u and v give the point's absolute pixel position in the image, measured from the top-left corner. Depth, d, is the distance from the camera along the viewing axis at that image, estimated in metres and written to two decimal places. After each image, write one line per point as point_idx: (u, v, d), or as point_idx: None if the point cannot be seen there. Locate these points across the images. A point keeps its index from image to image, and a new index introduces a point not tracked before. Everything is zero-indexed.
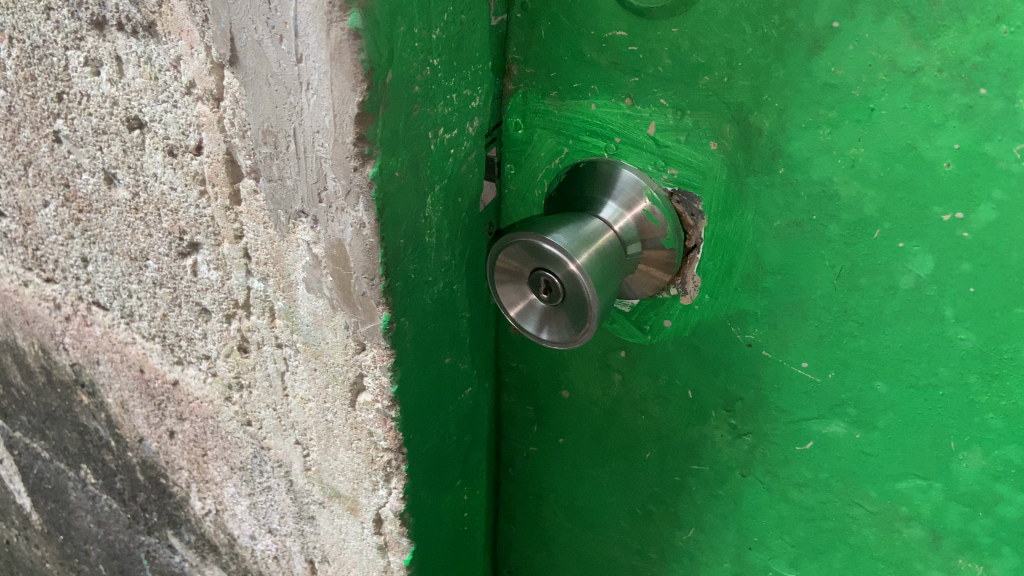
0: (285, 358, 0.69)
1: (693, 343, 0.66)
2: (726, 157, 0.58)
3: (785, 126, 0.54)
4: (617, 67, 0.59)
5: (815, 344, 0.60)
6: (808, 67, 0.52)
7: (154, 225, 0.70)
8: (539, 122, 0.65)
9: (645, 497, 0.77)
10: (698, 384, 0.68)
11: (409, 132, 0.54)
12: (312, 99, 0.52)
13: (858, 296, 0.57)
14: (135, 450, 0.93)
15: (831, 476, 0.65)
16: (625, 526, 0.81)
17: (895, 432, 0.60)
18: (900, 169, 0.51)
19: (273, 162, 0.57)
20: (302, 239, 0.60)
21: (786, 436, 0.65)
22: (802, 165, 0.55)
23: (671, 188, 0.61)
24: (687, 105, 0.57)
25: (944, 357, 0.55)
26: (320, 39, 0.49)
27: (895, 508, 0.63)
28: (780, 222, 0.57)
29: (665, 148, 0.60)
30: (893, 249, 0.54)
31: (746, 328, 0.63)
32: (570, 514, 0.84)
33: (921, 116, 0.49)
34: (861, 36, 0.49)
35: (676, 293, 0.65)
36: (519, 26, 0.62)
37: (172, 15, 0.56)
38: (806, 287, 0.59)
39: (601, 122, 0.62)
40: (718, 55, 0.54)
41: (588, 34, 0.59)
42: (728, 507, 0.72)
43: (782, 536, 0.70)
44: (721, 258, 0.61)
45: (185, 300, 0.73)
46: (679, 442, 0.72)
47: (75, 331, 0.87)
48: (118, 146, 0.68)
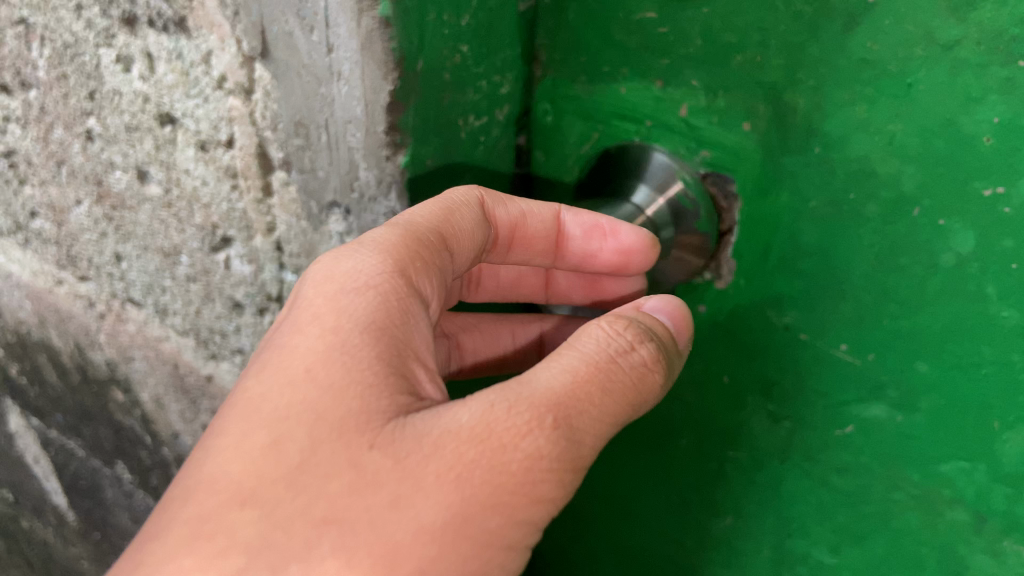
0: None
1: (730, 327, 0.66)
2: (761, 137, 0.57)
3: (820, 104, 0.54)
4: (647, 50, 0.59)
5: (854, 326, 0.60)
6: (843, 43, 0.51)
7: (187, 220, 0.71)
8: (569, 107, 0.65)
9: (681, 485, 0.77)
10: (734, 369, 0.68)
11: (440, 120, 0.54)
12: (343, 89, 0.52)
13: (897, 275, 0.56)
14: (169, 446, 0.93)
15: (872, 460, 0.64)
16: (660, 516, 0.80)
17: (938, 414, 0.59)
18: (939, 144, 0.51)
19: (305, 154, 0.57)
20: (336, 230, 0.60)
21: (826, 420, 0.65)
22: (838, 143, 0.54)
23: (704, 170, 0.61)
24: (720, 86, 0.57)
25: (986, 336, 0.54)
26: (351, 28, 0.49)
27: (937, 491, 0.62)
28: (817, 202, 0.57)
29: (698, 130, 0.60)
30: (933, 227, 0.53)
31: (783, 312, 0.62)
32: (604, 504, 0.84)
33: (961, 91, 0.49)
34: (897, 11, 0.49)
35: (711, 278, 0.65)
36: (547, 11, 0.61)
37: (202, 10, 0.56)
38: (844, 268, 0.58)
39: (631, 106, 0.62)
40: (752, 34, 0.54)
41: (618, 18, 0.59)
42: (766, 493, 0.72)
43: (821, 522, 0.70)
44: (756, 242, 0.61)
45: (218, 295, 0.74)
46: (715, 429, 0.72)
47: (110, 328, 0.87)
48: (150, 143, 0.68)
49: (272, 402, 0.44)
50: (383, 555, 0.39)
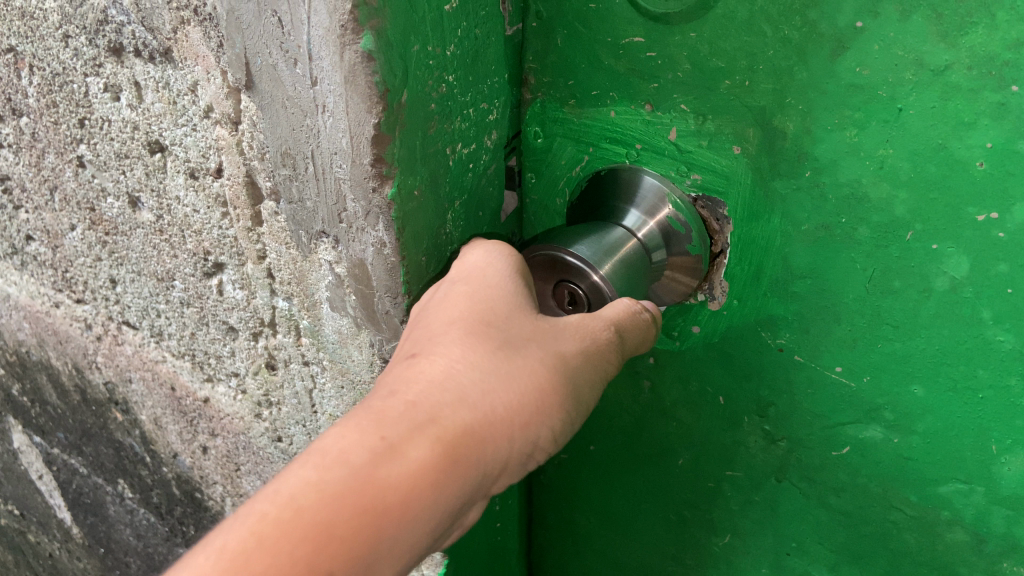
0: (312, 376, 0.68)
1: (724, 349, 0.65)
2: (751, 161, 0.57)
3: (810, 129, 0.53)
4: (635, 74, 0.58)
5: (849, 347, 0.59)
6: (833, 68, 0.51)
7: (179, 246, 0.70)
8: (559, 130, 0.64)
9: (679, 503, 0.77)
10: (730, 390, 0.67)
11: (427, 150, 0.54)
12: (328, 122, 0.52)
13: (890, 299, 0.56)
14: (169, 465, 0.93)
15: (869, 481, 0.64)
16: (659, 533, 0.80)
17: (934, 436, 0.58)
18: (930, 169, 0.50)
19: (292, 184, 0.57)
20: (324, 259, 0.59)
21: (823, 441, 0.64)
22: (828, 167, 0.54)
23: (694, 194, 0.61)
24: (709, 110, 0.57)
25: (982, 358, 0.54)
26: (335, 62, 0.48)
27: (936, 512, 0.61)
28: (808, 225, 0.56)
29: (688, 154, 0.59)
30: (926, 250, 0.53)
31: (777, 333, 0.62)
32: (603, 522, 0.84)
33: (952, 115, 0.48)
34: (885, 36, 0.48)
35: (705, 299, 0.64)
36: (534, 35, 0.61)
37: (187, 41, 0.56)
38: (838, 291, 0.58)
39: (621, 129, 0.61)
40: (739, 59, 0.54)
41: (605, 42, 0.58)
42: (764, 512, 0.72)
43: (820, 542, 0.69)
44: (748, 263, 0.61)
45: (212, 319, 0.74)
46: (713, 448, 0.71)
47: (107, 350, 0.88)
48: (141, 170, 0.68)
49: (466, 291, 0.52)
50: (561, 361, 0.49)
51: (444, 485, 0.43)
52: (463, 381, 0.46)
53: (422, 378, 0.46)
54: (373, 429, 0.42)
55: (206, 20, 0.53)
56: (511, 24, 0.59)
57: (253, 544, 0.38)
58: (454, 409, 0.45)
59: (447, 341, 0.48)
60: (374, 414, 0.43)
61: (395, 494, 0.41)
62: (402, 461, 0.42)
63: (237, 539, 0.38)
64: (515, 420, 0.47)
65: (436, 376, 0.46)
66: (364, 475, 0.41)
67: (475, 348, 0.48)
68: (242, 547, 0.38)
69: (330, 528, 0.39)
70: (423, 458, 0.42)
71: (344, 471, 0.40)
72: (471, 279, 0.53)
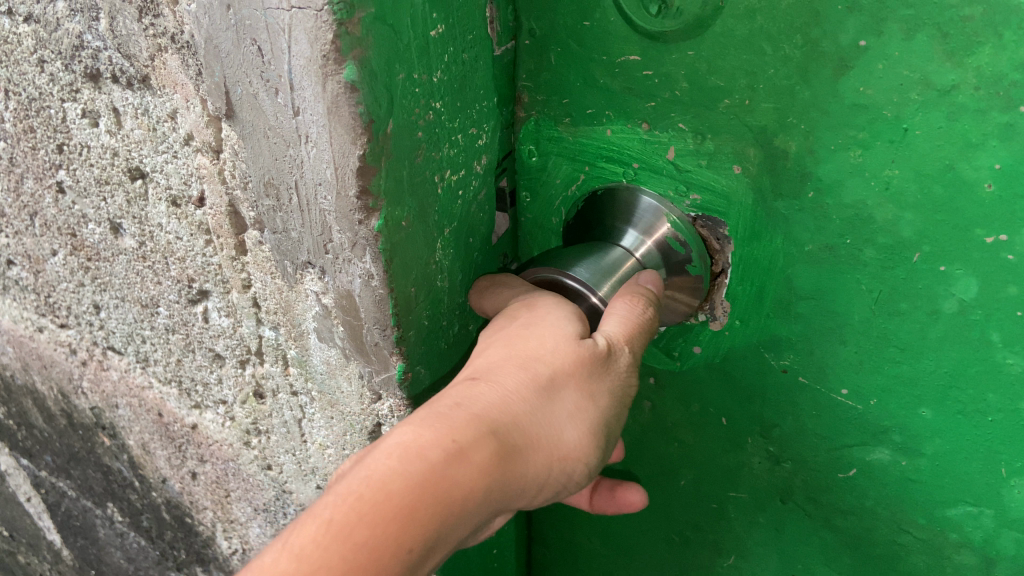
0: (300, 406, 0.66)
1: (725, 369, 0.64)
2: (752, 180, 0.55)
3: (813, 149, 0.52)
4: (631, 92, 0.56)
5: (856, 369, 0.58)
6: (835, 88, 0.49)
7: (163, 273, 0.69)
8: (554, 148, 0.63)
9: (681, 524, 0.75)
10: (733, 411, 0.66)
11: (415, 180, 0.52)
12: (311, 152, 0.50)
13: (898, 321, 0.54)
14: (159, 490, 0.91)
15: (876, 503, 0.62)
16: (662, 555, 0.79)
17: (943, 459, 0.57)
18: (937, 190, 0.49)
19: (277, 215, 0.55)
20: (311, 289, 0.57)
21: (829, 463, 0.63)
22: (832, 188, 0.52)
23: (694, 214, 0.59)
24: (708, 129, 0.55)
25: (990, 382, 0.52)
26: (317, 92, 0.47)
27: (945, 535, 0.60)
28: (812, 246, 0.55)
29: (687, 173, 0.58)
30: (934, 272, 0.51)
31: (780, 354, 0.60)
32: (605, 541, 0.83)
33: (959, 136, 0.46)
34: (889, 55, 0.46)
35: (705, 319, 0.63)
36: (527, 52, 0.59)
37: (165, 69, 0.54)
38: (843, 312, 0.56)
39: (618, 148, 0.60)
40: (738, 78, 0.52)
41: (600, 60, 0.56)
42: (770, 533, 0.70)
43: (826, 563, 0.68)
44: (749, 284, 0.59)
45: (198, 346, 0.72)
46: (716, 469, 0.70)
47: (92, 375, 0.86)
48: (122, 197, 0.66)
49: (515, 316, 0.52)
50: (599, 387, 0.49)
51: (498, 488, 0.44)
52: (519, 399, 0.46)
53: (483, 389, 0.46)
54: (445, 430, 0.43)
55: (184, 48, 0.52)
56: (499, 45, 0.57)
57: (352, 519, 0.39)
58: (512, 421, 0.45)
59: (505, 360, 0.48)
60: (443, 418, 0.44)
61: (461, 492, 0.42)
62: (467, 464, 0.42)
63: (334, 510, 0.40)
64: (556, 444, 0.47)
65: (495, 391, 0.46)
66: (439, 471, 0.41)
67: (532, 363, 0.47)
68: (341, 521, 0.39)
69: (409, 512, 0.40)
70: (484, 463, 0.43)
71: (419, 465, 0.41)
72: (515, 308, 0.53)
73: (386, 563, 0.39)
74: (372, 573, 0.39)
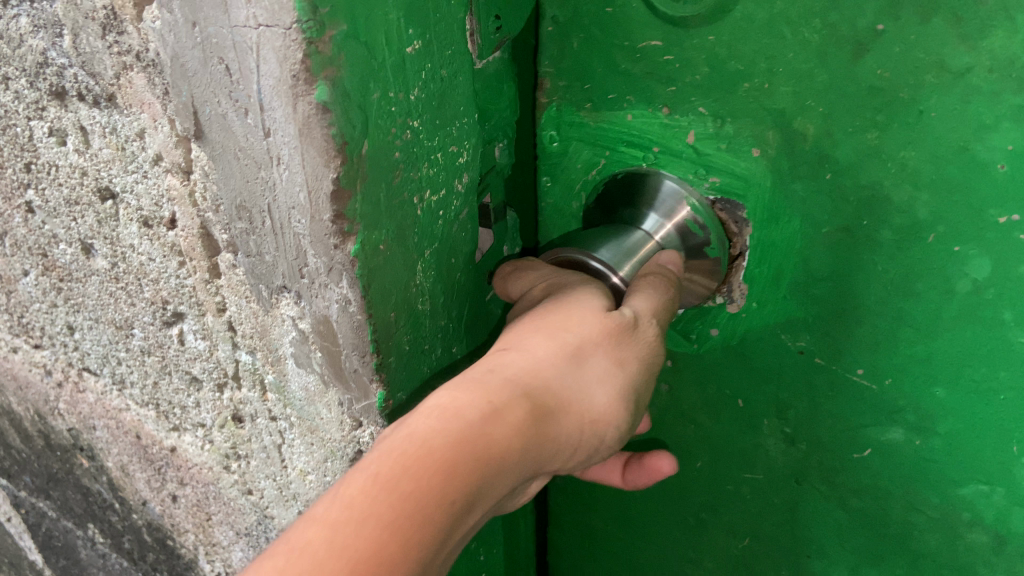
0: (280, 431, 0.64)
1: (741, 351, 0.67)
2: (770, 162, 0.58)
3: (832, 132, 0.55)
4: (652, 77, 0.59)
5: (871, 350, 0.61)
6: (854, 71, 0.52)
7: (136, 295, 0.66)
8: (575, 134, 0.66)
9: (696, 506, 0.78)
10: (749, 393, 0.69)
11: (392, 202, 0.50)
12: (283, 175, 0.48)
13: (913, 300, 0.57)
14: (139, 512, 0.89)
15: (891, 482, 0.65)
16: (678, 537, 0.82)
17: (956, 437, 0.60)
18: (952, 172, 0.52)
19: (250, 238, 0.53)
20: (287, 314, 0.55)
21: (844, 444, 0.66)
22: (848, 169, 0.55)
23: (713, 197, 0.62)
24: (728, 113, 0.58)
25: (1005, 361, 0.56)
26: (287, 114, 0.45)
27: (957, 514, 0.64)
28: (828, 227, 0.58)
29: (707, 157, 0.61)
30: (948, 252, 0.54)
31: (797, 336, 0.63)
32: (621, 524, 0.85)
33: (974, 117, 0.50)
34: (907, 39, 0.49)
35: (723, 302, 0.66)
36: (551, 38, 0.62)
37: (131, 87, 0.52)
38: (859, 291, 0.59)
39: (638, 132, 0.63)
40: (758, 62, 0.55)
41: (622, 46, 0.59)
42: (784, 516, 0.73)
43: (839, 544, 0.71)
44: (766, 266, 0.62)
45: (175, 369, 0.70)
46: (731, 451, 0.73)
47: (69, 397, 0.84)
48: (92, 217, 0.64)
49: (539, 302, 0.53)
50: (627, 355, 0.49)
51: (536, 450, 0.43)
52: (550, 365, 0.46)
53: (513, 359, 0.46)
54: (481, 393, 0.42)
55: (149, 66, 0.49)
56: (480, 57, 0.55)
57: (396, 471, 0.37)
58: (546, 386, 0.45)
59: (531, 334, 0.48)
60: (477, 383, 0.43)
61: (504, 448, 0.40)
62: (506, 423, 0.41)
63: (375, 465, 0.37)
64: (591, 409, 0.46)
65: (526, 359, 0.46)
66: (480, 425, 0.40)
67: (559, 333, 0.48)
68: (389, 474, 0.37)
69: (456, 462, 0.38)
70: (522, 422, 0.42)
71: (460, 420, 0.40)
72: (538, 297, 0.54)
73: (434, 515, 0.36)
74: (422, 519, 0.36)
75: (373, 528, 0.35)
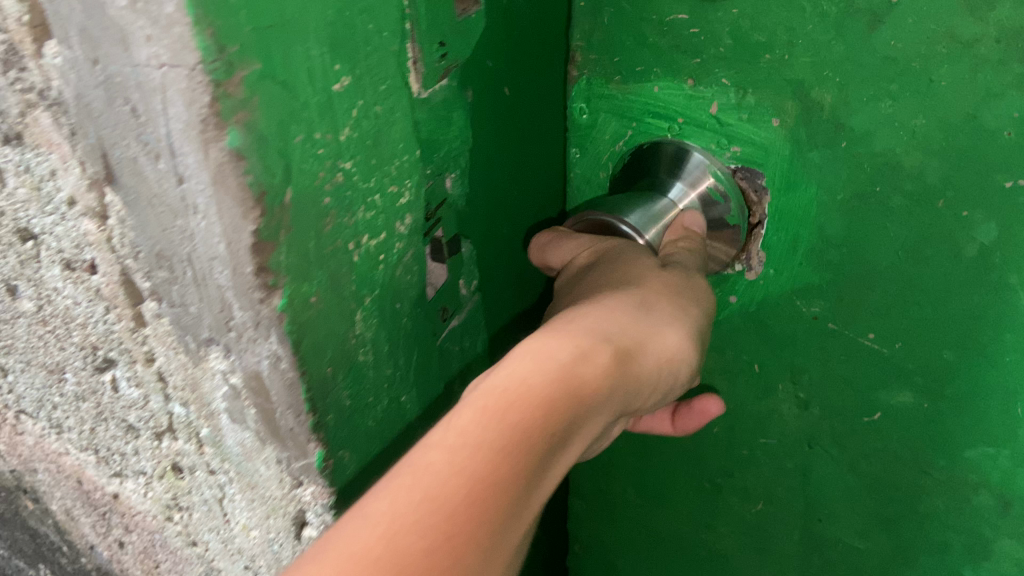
0: (219, 485, 0.60)
1: (761, 318, 0.76)
2: (788, 131, 0.66)
3: (848, 101, 0.61)
4: (678, 49, 0.67)
5: (883, 315, 0.69)
6: (871, 44, 0.59)
7: (65, 339, 0.62)
8: (603, 106, 0.74)
9: (713, 472, 0.90)
10: (765, 360, 0.78)
11: (323, 251, 0.45)
12: (201, 225, 0.43)
13: (925, 266, 0.65)
14: (87, 557, 0.84)
15: (900, 446, 0.76)
16: (693, 499, 0.94)
17: (961, 398, 0.70)
18: (961, 139, 0.59)
19: (172, 288, 0.49)
20: (216, 368, 0.51)
21: (857, 408, 0.76)
22: (864, 138, 0.62)
23: (734, 166, 0.70)
24: (750, 84, 0.65)
25: (1014, 325, 0.64)
26: (199, 161, 0.40)
27: (964, 476, 0.75)
28: (844, 195, 0.65)
29: (728, 127, 0.68)
30: (956, 217, 0.62)
31: (812, 303, 0.72)
32: (640, 491, 0.98)
33: (982, 87, 0.56)
34: (918, 10, 0.56)
35: (742, 269, 0.74)
36: (582, 14, 0.70)
37: (38, 126, 0.47)
38: (869, 252, 0.67)
39: (664, 103, 0.70)
40: (780, 33, 0.62)
41: (651, 19, 0.67)
42: (794, 477, 0.85)
43: (848, 506, 0.83)
44: (784, 233, 0.70)
45: (111, 416, 0.65)
46: (748, 417, 0.83)
47: (7, 438, 0.79)
48: (14, 258, 0.59)
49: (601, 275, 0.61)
50: (683, 311, 0.57)
51: (622, 386, 0.48)
52: (623, 315, 0.53)
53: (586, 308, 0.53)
54: (569, 338, 0.47)
55: (54, 104, 0.45)
56: (423, 89, 0.53)
57: (501, 407, 0.40)
58: (626, 334, 0.51)
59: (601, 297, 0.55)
60: (564, 331, 0.48)
61: (595, 385, 0.45)
62: (594, 364, 0.45)
63: (477, 397, 0.41)
64: (665, 350, 0.53)
65: (602, 312, 0.53)
66: (572, 364, 0.44)
67: (624, 298, 0.55)
68: (493, 407, 0.40)
69: (552, 394, 0.42)
70: (608, 361, 0.47)
71: (553, 361, 0.43)
72: (600, 269, 0.62)
73: (535, 435, 0.40)
74: (521, 448, 0.39)
75: (476, 448, 0.38)
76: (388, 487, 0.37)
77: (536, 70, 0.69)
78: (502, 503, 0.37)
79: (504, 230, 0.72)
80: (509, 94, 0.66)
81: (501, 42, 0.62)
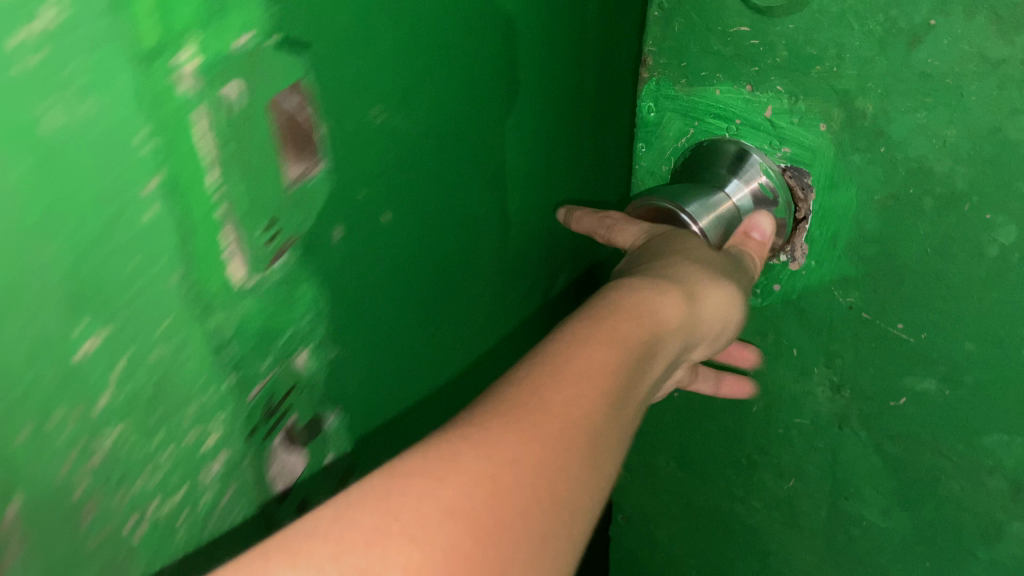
0: None
1: (801, 305, 0.86)
2: (834, 136, 0.75)
3: (888, 109, 0.70)
4: (740, 56, 0.78)
5: (911, 305, 0.78)
6: (909, 58, 0.67)
7: None
8: (668, 105, 0.86)
9: (750, 448, 1.01)
10: (804, 343, 0.88)
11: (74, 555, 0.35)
12: None
13: (949, 262, 0.73)
14: None
15: (927, 430, 0.84)
16: (730, 475, 1.06)
17: (983, 387, 0.77)
18: (988, 148, 0.66)
19: None
20: None
21: (885, 392, 0.85)
22: (901, 143, 0.71)
23: (783, 164, 0.80)
24: (802, 91, 0.75)
25: None
26: None
27: (982, 461, 0.82)
28: (881, 195, 0.74)
29: (779, 129, 0.79)
30: (982, 219, 0.69)
31: (848, 293, 0.82)
32: (683, 464, 1.10)
33: (1007, 104, 0.64)
34: (953, 31, 0.64)
35: (786, 262, 0.84)
36: (658, 22, 0.82)
37: None
38: (906, 249, 0.75)
39: (723, 104, 0.81)
40: (831, 49, 0.71)
41: (717, 28, 0.78)
42: (826, 456, 0.94)
43: (874, 489, 0.92)
44: (824, 229, 0.80)
45: None
46: (784, 398, 0.93)
47: None
48: None
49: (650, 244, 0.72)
50: (731, 268, 0.69)
51: (689, 317, 0.59)
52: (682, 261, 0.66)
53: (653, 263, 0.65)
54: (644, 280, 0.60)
55: None
56: (244, 280, 0.41)
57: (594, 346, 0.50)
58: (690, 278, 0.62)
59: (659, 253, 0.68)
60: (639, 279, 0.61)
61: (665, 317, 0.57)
62: (664, 303, 0.57)
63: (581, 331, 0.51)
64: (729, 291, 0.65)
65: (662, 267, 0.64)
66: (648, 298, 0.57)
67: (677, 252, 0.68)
68: (588, 346, 0.50)
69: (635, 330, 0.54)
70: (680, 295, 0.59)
71: (634, 306, 0.56)
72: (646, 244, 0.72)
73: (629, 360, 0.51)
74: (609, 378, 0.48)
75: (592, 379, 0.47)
76: (522, 398, 0.43)
77: (422, 176, 0.58)
78: (581, 433, 0.43)
79: (394, 369, 0.60)
80: (388, 220, 0.55)
81: (368, 173, 0.52)
